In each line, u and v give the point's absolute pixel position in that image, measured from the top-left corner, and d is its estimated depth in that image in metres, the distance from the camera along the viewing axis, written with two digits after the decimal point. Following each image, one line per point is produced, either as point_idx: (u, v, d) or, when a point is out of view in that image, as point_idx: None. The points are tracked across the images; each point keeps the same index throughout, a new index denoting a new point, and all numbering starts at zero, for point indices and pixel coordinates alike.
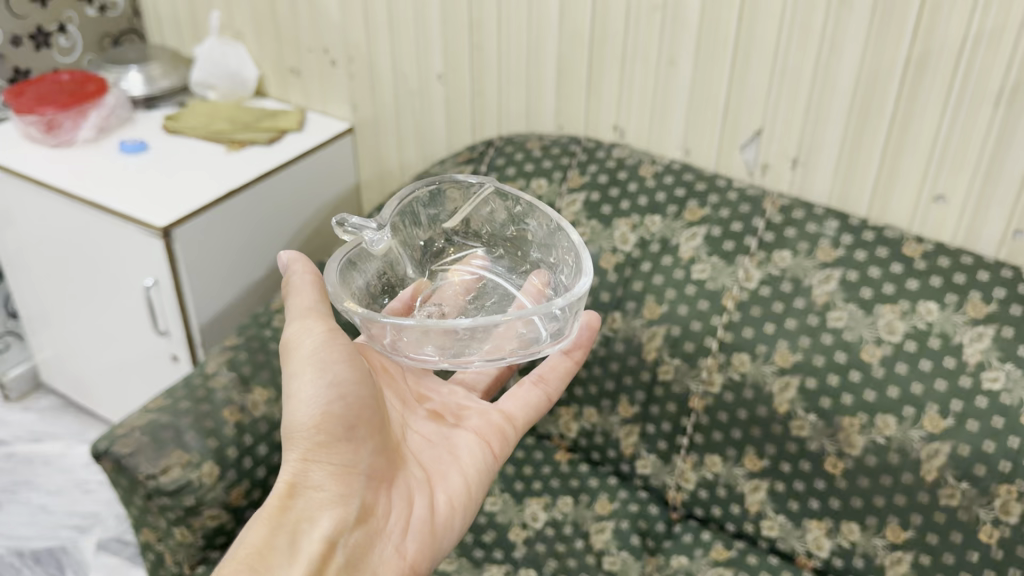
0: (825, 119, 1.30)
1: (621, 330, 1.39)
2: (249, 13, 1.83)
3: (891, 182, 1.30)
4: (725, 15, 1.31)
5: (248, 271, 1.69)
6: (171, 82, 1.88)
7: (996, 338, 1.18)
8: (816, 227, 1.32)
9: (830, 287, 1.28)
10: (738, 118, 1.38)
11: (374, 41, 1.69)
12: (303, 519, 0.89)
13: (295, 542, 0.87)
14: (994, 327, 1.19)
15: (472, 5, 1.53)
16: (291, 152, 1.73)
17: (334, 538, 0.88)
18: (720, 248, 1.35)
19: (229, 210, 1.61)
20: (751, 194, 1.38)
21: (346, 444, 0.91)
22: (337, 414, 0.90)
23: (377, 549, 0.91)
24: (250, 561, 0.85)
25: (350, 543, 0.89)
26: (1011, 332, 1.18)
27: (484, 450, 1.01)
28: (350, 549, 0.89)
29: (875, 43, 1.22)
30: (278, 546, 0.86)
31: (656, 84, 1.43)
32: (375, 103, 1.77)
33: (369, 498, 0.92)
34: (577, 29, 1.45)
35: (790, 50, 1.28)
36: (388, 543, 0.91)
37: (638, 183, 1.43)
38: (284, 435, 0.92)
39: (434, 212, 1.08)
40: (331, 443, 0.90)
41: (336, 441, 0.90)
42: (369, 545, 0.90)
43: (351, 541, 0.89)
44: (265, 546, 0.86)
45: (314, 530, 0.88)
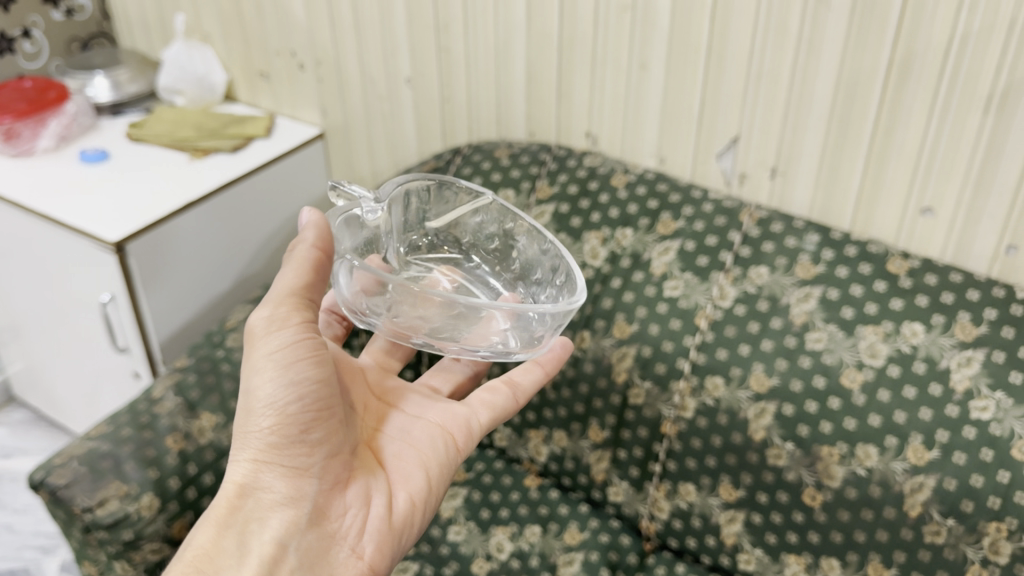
0: (803, 127, 1.22)
1: (591, 350, 1.31)
2: (216, 15, 1.76)
3: (874, 194, 1.21)
4: (697, 16, 1.23)
5: (212, 281, 1.63)
6: (138, 88, 1.82)
7: (986, 363, 1.10)
8: (796, 241, 1.24)
9: (808, 305, 1.20)
10: (713, 125, 1.29)
11: (341, 43, 1.62)
12: (253, 519, 0.83)
13: (245, 543, 0.81)
14: (984, 351, 1.10)
15: (437, 6, 1.45)
16: (256, 160, 1.66)
17: (284, 542, 0.81)
18: (693, 264, 1.27)
19: (189, 221, 1.55)
20: (728, 206, 1.30)
21: (299, 442, 0.84)
22: (295, 412, 0.83)
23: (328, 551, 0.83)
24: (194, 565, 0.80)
25: (302, 547, 0.82)
26: (1002, 357, 1.09)
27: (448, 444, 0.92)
28: (303, 553, 0.82)
29: (855, 46, 1.13)
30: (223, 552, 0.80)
31: (627, 89, 1.35)
32: (344, 108, 1.70)
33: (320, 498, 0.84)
34: (544, 31, 1.37)
35: (766, 52, 1.20)
36: (343, 545, 0.84)
37: (609, 194, 1.36)
38: (238, 431, 0.85)
39: (423, 210, 1.01)
40: (282, 441, 0.83)
41: (288, 438, 0.83)
42: (322, 548, 0.83)
43: (302, 544, 0.82)
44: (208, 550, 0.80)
45: (264, 531, 0.82)
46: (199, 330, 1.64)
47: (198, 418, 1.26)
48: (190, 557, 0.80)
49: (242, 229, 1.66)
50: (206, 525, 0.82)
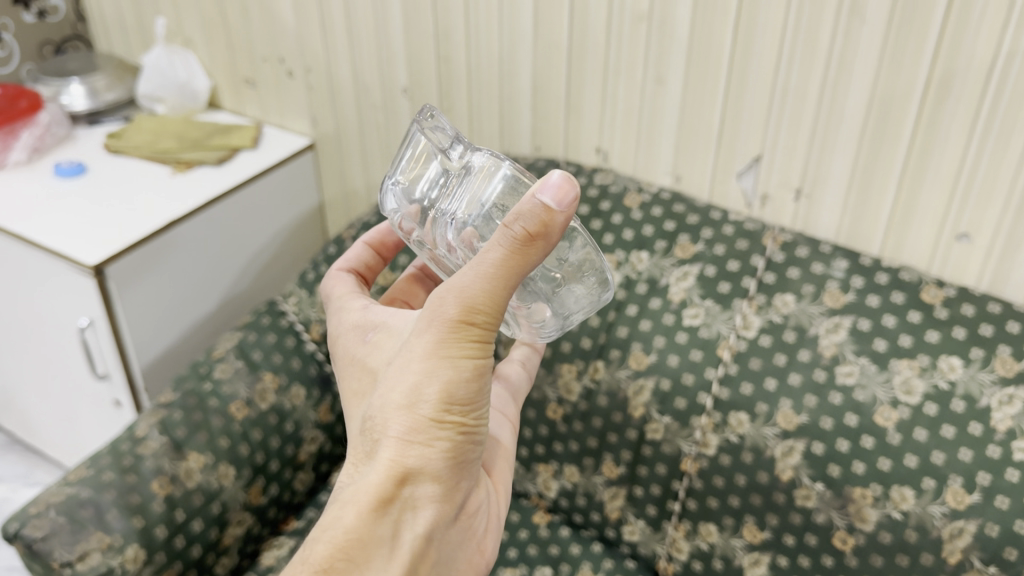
0: (831, 148, 1.15)
1: (604, 382, 1.23)
2: (199, 18, 1.67)
3: (907, 218, 1.15)
4: (719, 27, 1.15)
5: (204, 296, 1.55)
6: (117, 96, 1.72)
7: None
8: (823, 267, 1.17)
9: (838, 337, 1.13)
10: (734, 142, 1.22)
11: (333, 50, 1.53)
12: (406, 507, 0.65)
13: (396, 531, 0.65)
14: None
15: (437, 14, 1.37)
16: (244, 173, 1.57)
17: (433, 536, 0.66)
18: (714, 290, 1.20)
19: (172, 240, 1.46)
20: (750, 228, 1.23)
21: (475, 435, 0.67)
22: (474, 405, 0.65)
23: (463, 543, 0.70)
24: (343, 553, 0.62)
25: (444, 541, 0.68)
26: None
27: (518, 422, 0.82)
28: (441, 549, 0.68)
29: (891, 62, 1.06)
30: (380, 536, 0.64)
31: (642, 104, 1.27)
32: (336, 118, 1.61)
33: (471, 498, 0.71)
34: (553, 40, 1.29)
35: (793, 68, 1.13)
36: (473, 538, 0.71)
37: (623, 214, 1.28)
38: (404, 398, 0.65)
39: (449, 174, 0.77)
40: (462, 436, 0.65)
41: (468, 433, 0.66)
42: (460, 540, 0.70)
43: (443, 539, 0.68)
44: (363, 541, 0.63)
45: (416, 523, 0.65)
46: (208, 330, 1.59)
47: (185, 459, 1.18)
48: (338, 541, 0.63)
49: (233, 244, 1.58)
50: (354, 508, 0.64)
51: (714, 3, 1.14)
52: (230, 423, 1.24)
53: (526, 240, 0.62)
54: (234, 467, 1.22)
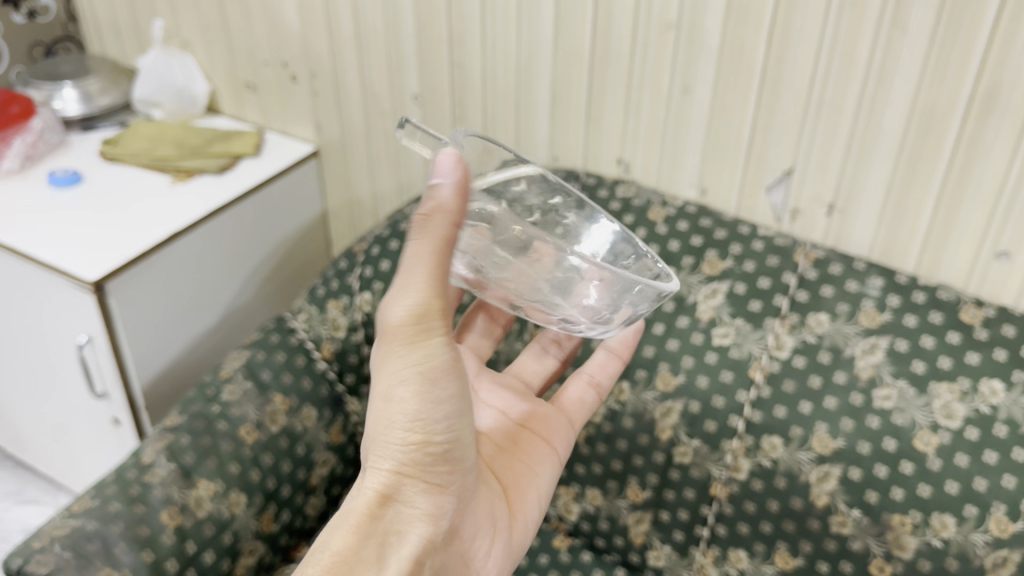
0: (867, 163, 1.11)
1: (630, 404, 1.19)
2: (198, 21, 1.61)
3: (944, 235, 1.11)
4: (750, 38, 1.11)
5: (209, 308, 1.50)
6: (111, 100, 1.66)
7: None
8: (857, 285, 1.14)
9: (875, 358, 1.10)
10: (764, 156, 1.18)
11: (340, 55, 1.47)
12: (392, 531, 0.69)
13: (384, 555, 0.68)
14: None
15: (452, 20, 1.32)
16: (246, 182, 1.52)
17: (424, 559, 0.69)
18: (745, 309, 1.16)
19: (173, 253, 1.40)
20: (780, 244, 1.19)
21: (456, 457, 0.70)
22: (438, 414, 0.67)
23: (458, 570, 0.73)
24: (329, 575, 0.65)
25: (435, 566, 0.70)
26: None
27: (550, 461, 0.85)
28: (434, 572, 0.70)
29: (933, 76, 1.02)
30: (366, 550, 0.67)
31: (666, 115, 1.23)
32: (342, 124, 1.55)
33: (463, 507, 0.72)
34: (574, 48, 1.25)
35: (829, 80, 1.09)
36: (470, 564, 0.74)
37: (647, 228, 1.24)
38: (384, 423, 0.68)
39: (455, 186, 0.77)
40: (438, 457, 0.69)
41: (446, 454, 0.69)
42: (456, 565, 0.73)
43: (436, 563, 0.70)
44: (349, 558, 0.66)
45: (404, 547, 0.68)
46: (214, 345, 1.55)
47: (194, 488, 1.13)
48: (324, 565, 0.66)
49: (235, 254, 1.52)
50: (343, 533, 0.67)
51: (747, 11, 1.10)
52: (240, 448, 1.18)
53: (425, 219, 0.61)
54: (245, 494, 1.17)
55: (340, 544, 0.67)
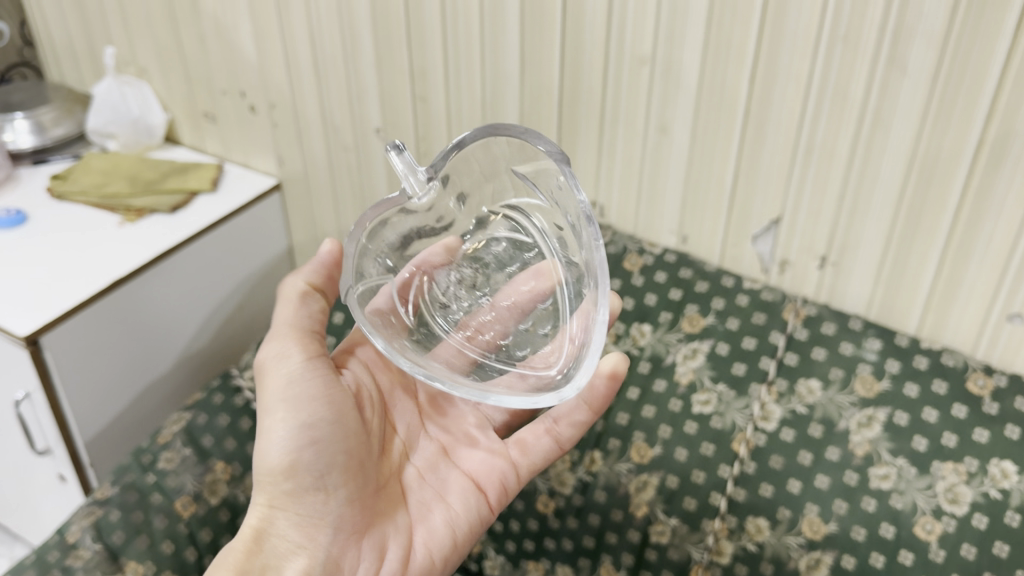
0: (863, 214, 1.00)
1: (603, 475, 1.08)
2: (153, 47, 1.51)
3: (949, 294, 0.99)
4: (732, 75, 1.00)
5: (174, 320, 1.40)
6: (66, 131, 1.56)
7: None
8: (852, 348, 1.02)
9: (871, 433, 0.98)
10: (749, 203, 1.07)
11: (299, 85, 1.37)
12: (270, 566, 0.80)
13: None
14: None
15: (413, 51, 1.22)
16: (203, 220, 1.41)
17: None
18: (728, 373, 1.05)
19: (118, 300, 1.30)
20: (768, 299, 1.08)
21: (314, 493, 0.81)
22: (303, 459, 0.80)
23: None
24: None
25: None
26: None
27: (473, 496, 0.84)
28: None
29: (936, 120, 0.91)
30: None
31: (643, 156, 1.12)
32: (304, 158, 1.45)
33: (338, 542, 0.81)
34: (541, 83, 1.14)
35: (819, 122, 0.97)
36: None
37: (622, 280, 1.14)
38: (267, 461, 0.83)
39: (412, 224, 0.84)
40: (299, 493, 0.81)
41: (304, 491, 0.81)
42: None
43: None
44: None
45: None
46: (188, 355, 1.45)
47: (121, 572, 1.02)
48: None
49: (192, 296, 1.42)
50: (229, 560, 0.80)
51: (728, 45, 0.98)
52: (174, 524, 1.09)
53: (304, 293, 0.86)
54: None
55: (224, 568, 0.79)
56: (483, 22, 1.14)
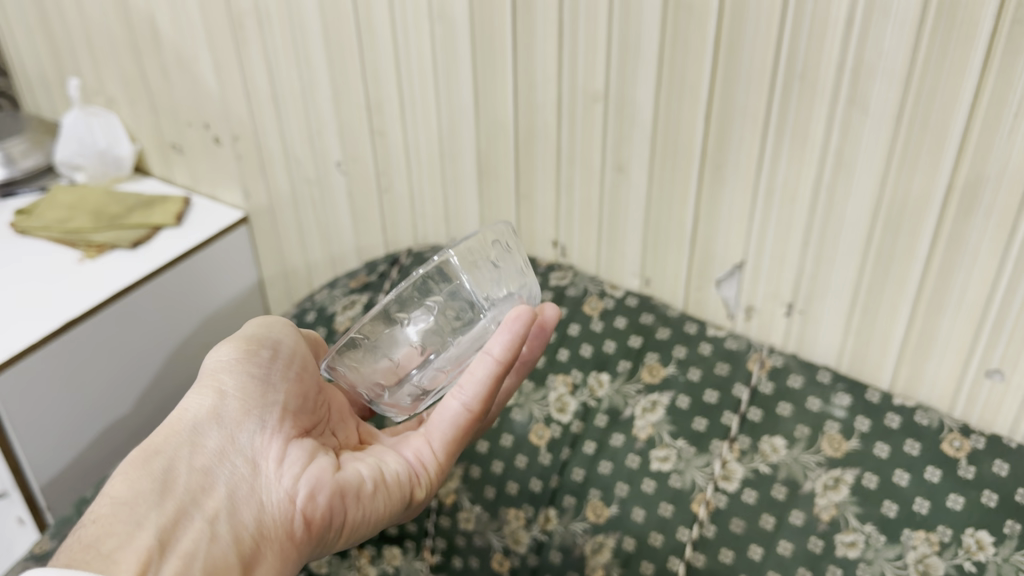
0: (829, 260, 0.93)
1: (557, 533, 0.96)
2: (120, 78, 1.48)
3: (923, 347, 0.92)
4: (688, 113, 0.94)
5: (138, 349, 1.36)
6: (35, 162, 1.53)
7: None
8: (820, 403, 0.95)
9: (839, 496, 0.90)
10: (712, 246, 1.01)
11: (260, 117, 1.33)
12: (180, 457, 0.63)
13: (167, 482, 0.61)
14: None
15: (368, 84, 1.17)
16: (167, 254, 1.37)
17: (195, 502, 0.61)
18: (689, 428, 0.97)
19: (72, 341, 1.25)
20: (732, 347, 1.01)
21: (256, 389, 0.67)
22: (259, 362, 0.68)
23: (243, 506, 0.63)
24: (97, 524, 0.58)
25: (212, 514, 0.61)
26: None
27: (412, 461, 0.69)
28: (211, 517, 0.61)
29: (901, 163, 0.84)
30: (142, 490, 0.60)
31: (601, 196, 1.06)
32: (269, 191, 1.41)
33: (254, 469, 0.64)
34: (496, 119, 1.09)
35: (779, 163, 0.91)
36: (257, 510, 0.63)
37: (580, 324, 1.07)
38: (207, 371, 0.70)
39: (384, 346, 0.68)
40: (241, 391, 0.67)
41: (246, 390, 0.67)
42: (234, 506, 0.62)
43: (213, 508, 0.62)
44: (119, 506, 0.59)
45: (190, 467, 0.63)
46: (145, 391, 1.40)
47: None
48: (85, 531, 0.59)
49: (155, 332, 1.38)
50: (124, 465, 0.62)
51: (683, 81, 0.92)
52: None
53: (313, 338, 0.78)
54: None
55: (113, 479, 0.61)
56: (435, 55, 1.09)
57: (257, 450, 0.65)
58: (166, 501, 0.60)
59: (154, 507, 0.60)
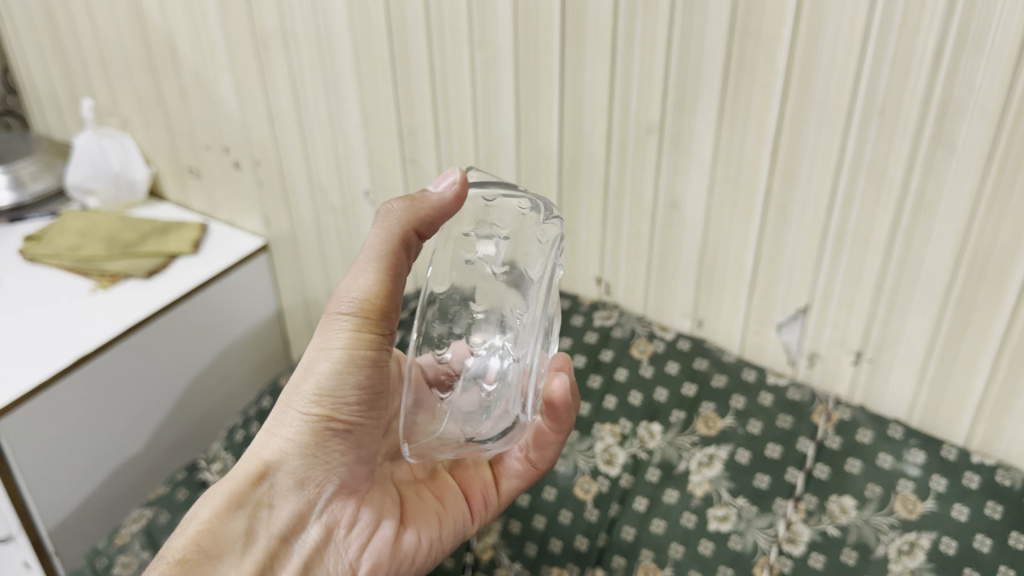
0: (903, 308, 0.87)
1: None
2: (136, 99, 1.42)
3: (1004, 404, 0.85)
4: (751, 148, 0.88)
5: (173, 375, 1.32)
6: (45, 186, 1.47)
7: None
8: (892, 461, 0.89)
9: (916, 563, 0.81)
10: (774, 288, 0.95)
11: (283, 142, 1.27)
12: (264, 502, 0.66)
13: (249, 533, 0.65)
14: None
15: (401, 109, 1.11)
16: (182, 284, 1.31)
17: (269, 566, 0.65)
18: (749, 485, 0.90)
19: (85, 377, 1.18)
20: (796, 398, 0.96)
21: (339, 445, 0.66)
22: (347, 406, 0.65)
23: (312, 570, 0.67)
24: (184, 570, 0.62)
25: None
26: None
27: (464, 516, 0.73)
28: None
29: (988, 210, 0.77)
30: (225, 546, 0.64)
31: (653, 233, 1.00)
32: (291, 218, 1.35)
33: (326, 533, 0.68)
34: (539, 150, 1.03)
35: (851, 204, 0.85)
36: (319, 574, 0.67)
37: (629, 369, 1.02)
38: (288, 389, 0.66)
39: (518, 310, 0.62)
40: (316, 449, 0.66)
41: (324, 448, 0.66)
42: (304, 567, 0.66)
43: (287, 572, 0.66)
44: (207, 561, 0.63)
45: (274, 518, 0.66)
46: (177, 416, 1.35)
47: None
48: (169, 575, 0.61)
49: (171, 365, 1.31)
50: (212, 504, 0.65)
51: (747, 115, 0.86)
52: None
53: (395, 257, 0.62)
54: None
55: (196, 526, 0.64)
56: (475, 83, 1.03)
57: (331, 511, 0.68)
58: (247, 562, 0.64)
59: (235, 565, 0.63)
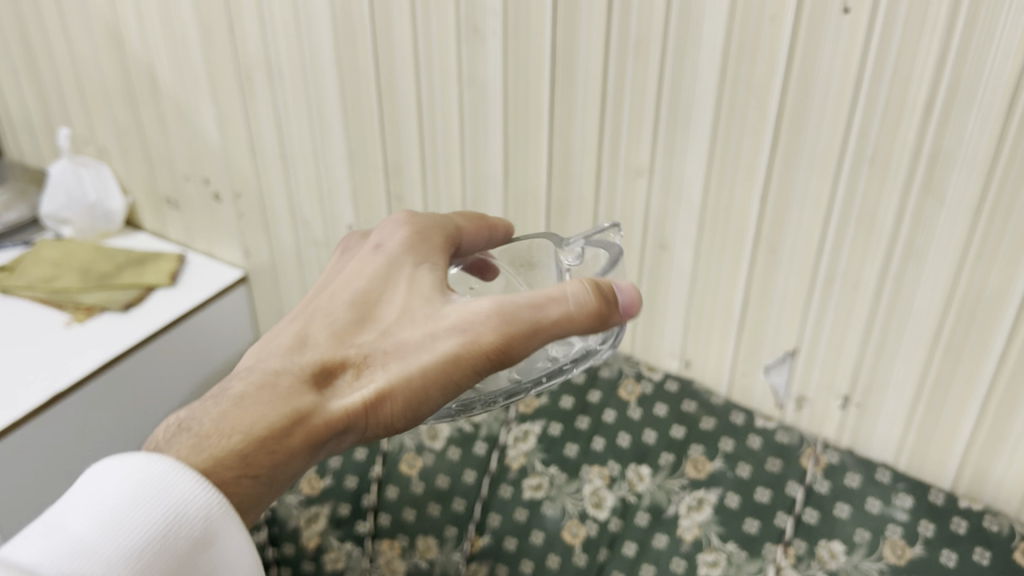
0: (891, 354, 0.87)
1: None
2: (114, 128, 1.40)
3: (991, 449, 0.86)
4: (741, 192, 0.88)
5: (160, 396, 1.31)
6: (18, 215, 1.44)
7: None
8: (880, 506, 0.88)
9: None
10: (762, 331, 0.95)
11: (265, 175, 1.25)
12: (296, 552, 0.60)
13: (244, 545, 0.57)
14: None
15: (388, 146, 1.10)
16: (159, 319, 1.28)
17: None
18: (739, 530, 0.90)
19: (58, 416, 1.15)
20: (784, 442, 0.95)
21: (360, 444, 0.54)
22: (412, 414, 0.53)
23: None
24: None
25: None
26: None
27: None
28: None
29: (977, 259, 0.78)
30: None
31: (641, 274, 1.00)
32: (272, 251, 1.33)
33: None
34: (527, 189, 1.02)
35: (840, 249, 0.85)
36: None
37: (616, 411, 1.01)
38: (338, 348, 0.54)
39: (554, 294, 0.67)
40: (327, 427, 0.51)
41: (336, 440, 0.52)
42: None
43: None
44: None
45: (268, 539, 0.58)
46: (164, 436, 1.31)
47: None
48: None
49: (147, 402, 1.29)
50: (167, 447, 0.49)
51: (737, 160, 0.87)
52: None
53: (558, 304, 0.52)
54: None
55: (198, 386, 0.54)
56: (463, 122, 1.02)
57: None
58: None
59: None
